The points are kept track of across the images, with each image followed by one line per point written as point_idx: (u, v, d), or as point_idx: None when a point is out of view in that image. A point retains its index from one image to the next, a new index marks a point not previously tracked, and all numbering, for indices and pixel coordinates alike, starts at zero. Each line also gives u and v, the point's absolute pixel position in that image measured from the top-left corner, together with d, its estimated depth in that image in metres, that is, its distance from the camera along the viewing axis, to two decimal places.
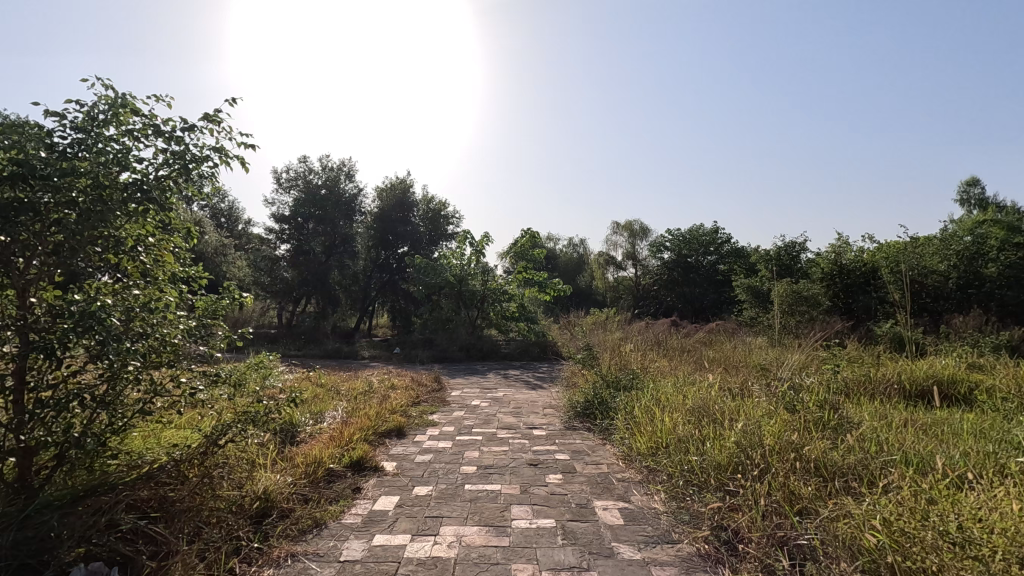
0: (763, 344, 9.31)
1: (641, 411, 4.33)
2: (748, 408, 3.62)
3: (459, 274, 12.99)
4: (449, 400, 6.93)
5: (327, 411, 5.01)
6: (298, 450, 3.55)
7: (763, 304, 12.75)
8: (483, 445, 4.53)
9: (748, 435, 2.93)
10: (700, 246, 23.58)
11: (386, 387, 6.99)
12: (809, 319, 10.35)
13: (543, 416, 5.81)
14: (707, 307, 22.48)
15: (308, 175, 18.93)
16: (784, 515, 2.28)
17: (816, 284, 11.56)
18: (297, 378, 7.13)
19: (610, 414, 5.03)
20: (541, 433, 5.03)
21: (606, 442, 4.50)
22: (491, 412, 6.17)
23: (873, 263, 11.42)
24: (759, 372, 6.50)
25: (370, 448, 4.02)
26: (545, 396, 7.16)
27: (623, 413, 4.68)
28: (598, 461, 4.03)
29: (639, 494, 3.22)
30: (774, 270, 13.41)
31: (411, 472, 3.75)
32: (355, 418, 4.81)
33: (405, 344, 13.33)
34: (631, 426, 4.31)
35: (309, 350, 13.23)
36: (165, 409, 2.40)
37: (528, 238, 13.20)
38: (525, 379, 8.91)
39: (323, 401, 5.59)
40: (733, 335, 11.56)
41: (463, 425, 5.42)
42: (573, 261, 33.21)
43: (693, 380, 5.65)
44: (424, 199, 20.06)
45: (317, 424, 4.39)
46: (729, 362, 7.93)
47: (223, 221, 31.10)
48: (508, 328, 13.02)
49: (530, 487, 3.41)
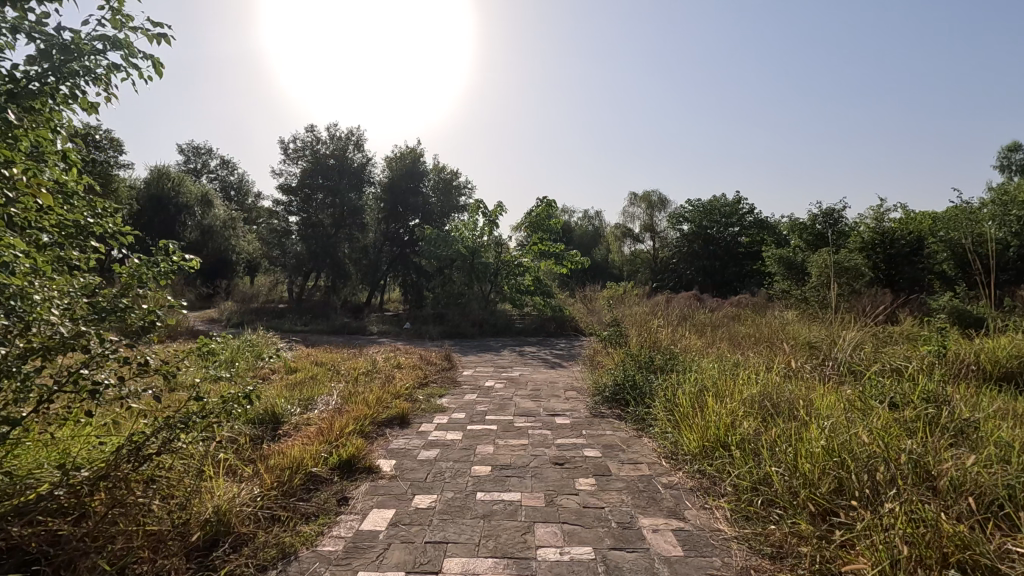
0: (803, 321, 8.56)
1: (687, 399, 3.64)
2: (830, 402, 2.90)
3: (471, 246, 12.33)
4: (460, 380, 6.31)
5: (321, 397, 4.42)
6: (274, 452, 2.92)
7: (796, 276, 11.84)
8: (499, 437, 3.88)
9: (847, 444, 2.23)
10: (722, 218, 22.46)
11: (392, 365, 6.40)
12: (851, 292, 9.51)
13: (567, 400, 5.15)
14: (730, 281, 21.62)
15: (316, 145, 18.20)
16: (930, 570, 1.60)
17: (857, 253, 10.68)
18: (295, 358, 6.56)
19: (645, 401, 4.35)
20: (565, 422, 4.37)
21: (643, 435, 3.84)
22: (507, 395, 5.54)
23: (919, 231, 10.51)
24: (809, 352, 5.76)
25: (365, 444, 3.40)
26: (566, 376, 6.50)
27: (661, 401, 4.00)
28: (637, 460, 3.36)
29: (696, 510, 2.55)
30: (809, 241, 12.51)
31: (412, 474, 3.11)
32: (352, 405, 4.20)
33: (417, 320, 12.72)
34: (676, 418, 3.63)
35: (316, 325, 12.72)
36: (61, 413, 1.77)
37: (545, 207, 12.40)
38: (542, 356, 8.28)
39: (319, 385, 4.99)
40: (764, 310, 10.78)
41: (476, 411, 4.79)
42: (589, 232, 32.15)
43: (739, 361, 4.95)
44: (435, 168, 19.27)
45: (303, 414, 3.77)
46: (769, 339, 7.19)
47: (233, 194, 30.77)
48: (523, 303, 12.35)
49: (558, 498, 2.75)
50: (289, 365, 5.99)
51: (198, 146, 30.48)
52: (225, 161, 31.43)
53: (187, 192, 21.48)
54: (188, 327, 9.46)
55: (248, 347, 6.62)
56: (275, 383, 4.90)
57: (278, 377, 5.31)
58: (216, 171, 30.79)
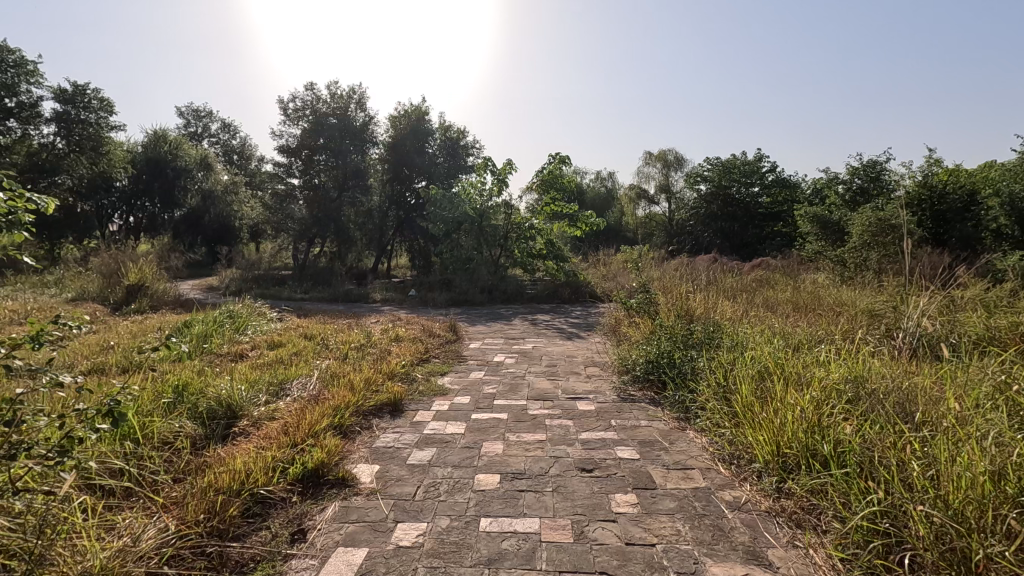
0: (846, 287, 7.71)
1: (748, 385, 2.90)
2: (964, 402, 2.15)
3: (479, 208, 11.49)
4: (466, 355, 5.61)
5: (300, 380, 3.73)
6: (218, 464, 2.25)
7: (831, 236, 10.87)
8: (511, 432, 3.16)
9: None
10: (744, 176, 21.15)
11: (389, 338, 5.70)
12: (897, 252, 8.58)
13: (588, 379, 4.43)
14: (750, 243, 20.60)
15: (317, 104, 17.13)
16: None
17: (901, 207, 9.69)
18: (281, 331, 5.89)
19: (686, 383, 3.61)
20: (589, 409, 3.65)
21: (688, 428, 3.13)
22: (519, 372, 4.83)
23: (971, 184, 9.50)
24: (867, 322, 4.98)
25: (340, 445, 2.71)
26: (586, 349, 5.77)
27: (708, 386, 3.27)
28: (688, 466, 2.62)
29: (784, 553, 1.82)
30: (846, 199, 11.48)
31: (398, 488, 2.39)
32: (333, 390, 3.51)
33: (422, 286, 12.01)
34: (733, 410, 2.90)
35: (317, 292, 12.07)
36: None
37: (557, 163, 11.48)
38: (558, 326, 7.54)
39: (302, 364, 4.31)
40: (796, 273, 9.92)
41: (483, 393, 4.08)
42: (603, 193, 30.93)
43: (792, 334, 4.19)
44: (441, 126, 18.22)
45: (268, 405, 3.08)
46: (813, 308, 6.38)
47: (235, 158, 29.89)
48: (534, 267, 11.63)
49: (589, 530, 2.02)
50: (273, 339, 5.32)
51: (199, 108, 29.52)
52: (226, 124, 30.44)
53: (186, 155, 20.69)
54: (175, 295, 8.83)
55: (231, 319, 5.95)
56: (250, 364, 4.22)
57: (257, 354, 4.64)
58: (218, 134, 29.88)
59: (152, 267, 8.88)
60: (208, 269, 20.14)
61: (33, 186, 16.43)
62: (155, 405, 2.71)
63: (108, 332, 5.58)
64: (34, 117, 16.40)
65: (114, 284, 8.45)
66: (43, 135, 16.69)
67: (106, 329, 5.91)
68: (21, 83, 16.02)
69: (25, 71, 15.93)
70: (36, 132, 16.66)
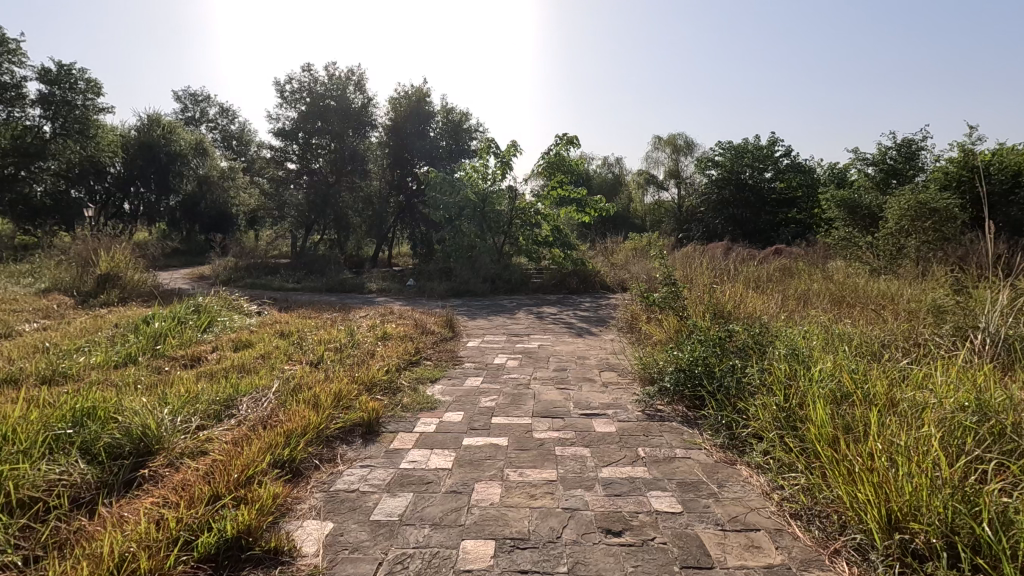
0: (884, 278, 6.93)
1: (825, 413, 2.20)
2: None
3: (481, 193, 10.76)
4: (464, 355, 4.94)
5: (255, 392, 3.04)
6: (90, 544, 1.57)
7: (861, 222, 10.02)
8: (512, 467, 2.46)
9: None
10: (756, 161, 20.17)
11: (374, 337, 5.00)
12: (938, 239, 7.76)
13: (604, 389, 3.71)
14: (763, 230, 19.71)
15: (313, 86, 16.34)
16: None
17: (940, 190, 8.83)
18: (254, 328, 5.21)
19: (730, 401, 2.90)
20: (608, 430, 2.96)
21: (739, 463, 2.45)
22: (524, 378, 4.13)
23: (1019, 164, 8.64)
24: (932, 319, 4.21)
25: (281, 492, 2.03)
26: (599, 349, 5.05)
27: (761, 406, 2.58)
28: (750, 526, 1.92)
29: None
30: (875, 183, 10.60)
31: (351, 566, 1.70)
32: (291, 409, 2.82)
33: (421, 276, 11.28)
34: (805, 445, 2.21)
35: (310, 282, 11.41)
36: None
37: (564, 143, 10.72)
38: (567, 319, 6.87)
39: (267, 370, 3.64)
40: (821, 262, 9.14)
41: (479, 408, 3.38)
42: (610, 180, 29.99)
43: (846, 335, 3.47)
44: (443, 108, 17.44)
45: (198, 433, 2.39)
46: (855, 302, 5.62)
47: (235, 144, 29.15)
48: (540, 255, 10.89)
49: None
50: (241, 337, 4.64)
51: (196, 92, 28.76)
52: (225, 109, 29.66)
53: (181, 139, 19.97)
54: (152, 287, 8.15)
55: (198, 313, 5.28)
56: (203, 372, 3.54)
57: (216, 357, 3.95)
58: (216, 119, 29.13)
59: (127, 255, 8.20)
60: (203, 256, 19.49)
61: (19, 172, 15.75)
62: (35, 442, 2.02)
63: (57, 330, 4.91)
64: (18, 99, 15.71)
65: (85, 272, 7.79)
66: (29, 117, 16.06)
67: (58, 325, 5.24)
68: (3, 62, 15.32)
69: (6, 50, 15.21)
70: (22, 114, 16.02)
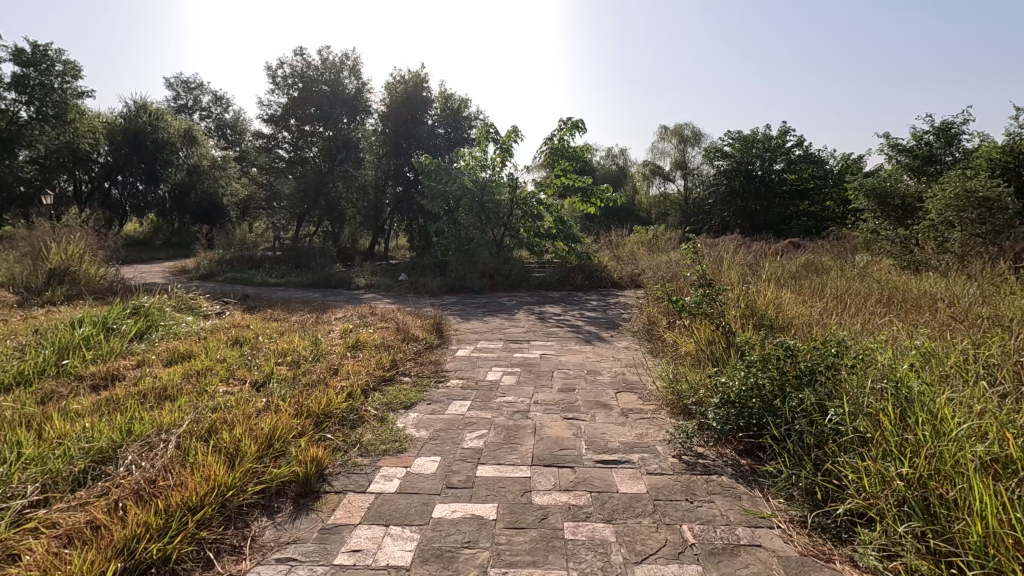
0: (932, 278, 6.03)
1: (997, 500, 1.40)
2: None
3: (479, 181, 9.90)
4: (451, 368, 4.12)
5: (153, 433, 2.22)
6: None
7: (893, 214, 9.07)
8: (501, 568, 1.64)
9: None
10: (767, 151, 19.17)
11: (344, 346, 4.16)
12: (990, 232, 6.79)
13: (624, 421, 2.88)
14: (774, 222, 18.73)
15: (305, 71, 15.47)
16: None
17: (986, 176, 7.89)
18: (203, 334, 4.39)
19: (811, 453, 2.08)
20: (638, 492, 2.13)
21: (842, 563, 1.64)
22: (523, 402, 3.30)
23: None
24: None
25: None
26: (613, 360, 4.23)
27: (868, 472, 1.77)
28: None
29: None
30: (905, 171, 9.66)
31: None
32: (192, 463, 2.00)
33: (415, 270, 10.44)
34: (962, 554, 1.40)
35: (295, 276, 10.61)
36: None
37: (568, 128, 9.84)
38: (574, 321, 6.03)
39: (194, 397, 2.83)
40: (848, 258, 8.26)
41: (463, 450, 2.56)
42: (614, 171, 29.04)
43: (937, 351, 2.66)
44: (442, 95, 16.49)
45: (24, 519, 1.59)
46: (913, 306, 4.74)
47: (229, 133, 28.17)
48: (542, 249, 10.07)
49: None
50: (180, 348, 3.82)
51: (189, 79, 27.74)
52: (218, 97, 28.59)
53: (168, 126, 19.08)
54: (111, 282, 7.33)
55: (137, 316, 4.46)
56: (106, 399, 2.72)
57: (136, 376, 3.15)
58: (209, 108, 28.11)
59: (84, 247, 7.38)
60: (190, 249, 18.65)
61: None
62: None
63: None
64: None
65: (34, 266, 6.97)
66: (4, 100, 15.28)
67: None
68: None
69: None
70: None
